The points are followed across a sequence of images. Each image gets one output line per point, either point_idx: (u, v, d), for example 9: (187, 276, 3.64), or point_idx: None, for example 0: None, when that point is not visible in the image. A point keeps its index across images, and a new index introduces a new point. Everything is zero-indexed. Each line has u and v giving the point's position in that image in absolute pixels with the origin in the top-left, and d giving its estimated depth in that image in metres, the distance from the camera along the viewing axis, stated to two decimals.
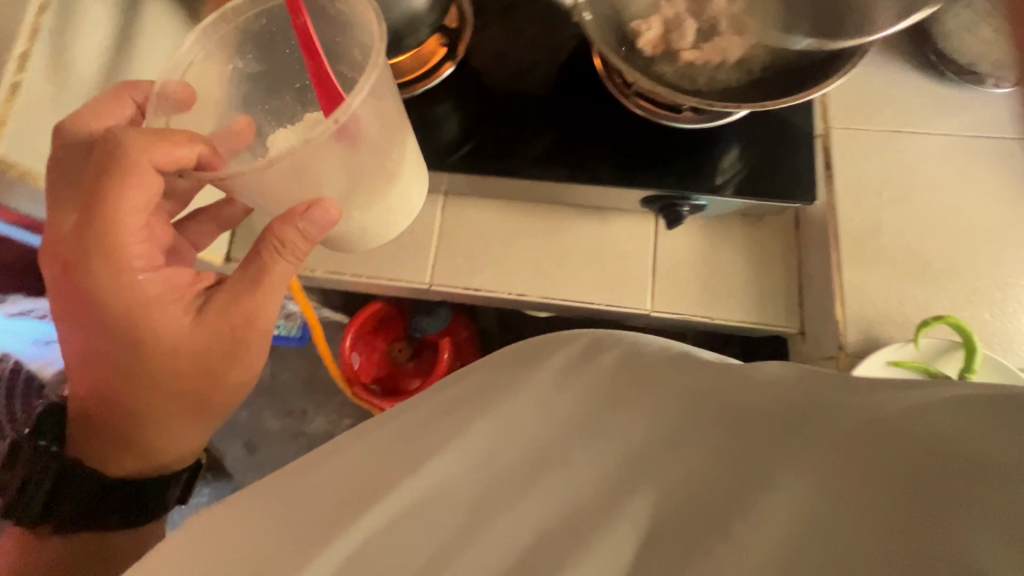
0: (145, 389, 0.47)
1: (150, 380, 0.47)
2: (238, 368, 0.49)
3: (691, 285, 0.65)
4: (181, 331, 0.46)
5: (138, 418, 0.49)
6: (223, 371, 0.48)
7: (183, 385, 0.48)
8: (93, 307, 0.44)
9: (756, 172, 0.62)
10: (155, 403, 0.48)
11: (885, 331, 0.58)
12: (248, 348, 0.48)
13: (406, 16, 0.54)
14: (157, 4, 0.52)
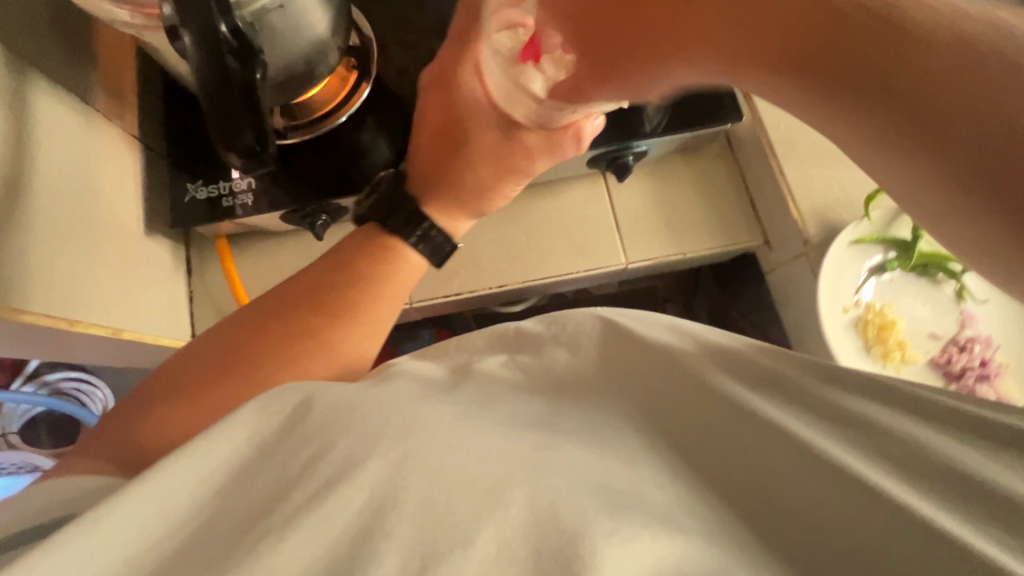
0: (450, 178, 0.55)
1: (451, 160, 0.55)
2: (486, 199, 0.57)
3: (656, 228, 0.67)
4: (492, 138, 0.55)
5: (367, 282, 0.51)
6: (478, 200, 0.57)
7: (451, 207, 0.56)
8: (444, 119, 0.56)
9: (685, 104, 0.64)
10: (394, 276, 0.52)
11: (840, 216, 0.62)
12: (506, 182, 0.57)
13: (312, 44, 0.52)
14: (45, 97, 0.49)
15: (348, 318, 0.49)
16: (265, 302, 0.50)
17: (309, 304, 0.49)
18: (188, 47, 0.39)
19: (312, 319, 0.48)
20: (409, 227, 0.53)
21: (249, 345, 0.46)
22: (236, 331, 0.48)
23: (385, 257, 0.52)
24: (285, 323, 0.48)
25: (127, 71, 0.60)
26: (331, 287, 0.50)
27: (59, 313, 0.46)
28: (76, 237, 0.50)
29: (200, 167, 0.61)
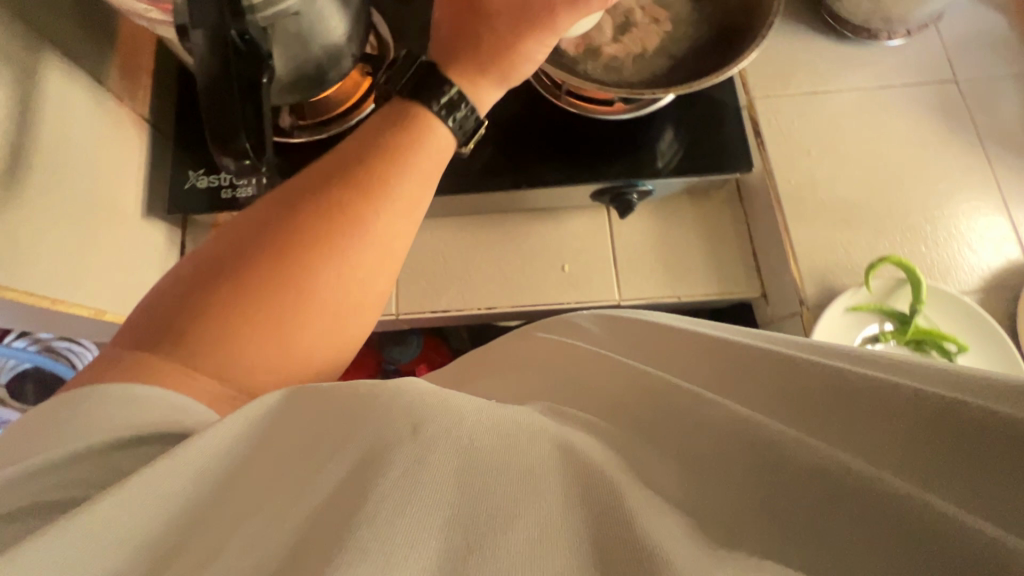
0: (466, 46, 0.45)
1: (460, 33, 0.45)
2: (516, 64, 0.45)
3: (653, 268, 0.67)
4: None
5: (404, 156, 0.40)
6: (501, 62, 0.45)
7: (473, 69, 0.45)
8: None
9: (696, 147, 0.64)
10: (424, 148, 0.41)
11: (838, 279, 0.61)
12: (531, 37, 0.44)
13: (326, 50, 0.52)
14: (58, 75, 0.49)
15: (382, 194, 0.38)
16: (286, 185, 0.40)
17: (336, 178, 0.38)
18: (197, 44, 0.39)
19: (338, 193, 0.38)
20: (429, 94, 0.43)
21: (269, 228, 0.37)
22: (256, 215, 0.38)
23: (416, 129, 0.42)
24: (309, 200, 0.38)
25: (144, 53, 0.61)
26: (358, 161, 0.39)
27: (42, 293, 0.46)
28: (72, 216, 0.50)
29: (205, 156, 0.61)
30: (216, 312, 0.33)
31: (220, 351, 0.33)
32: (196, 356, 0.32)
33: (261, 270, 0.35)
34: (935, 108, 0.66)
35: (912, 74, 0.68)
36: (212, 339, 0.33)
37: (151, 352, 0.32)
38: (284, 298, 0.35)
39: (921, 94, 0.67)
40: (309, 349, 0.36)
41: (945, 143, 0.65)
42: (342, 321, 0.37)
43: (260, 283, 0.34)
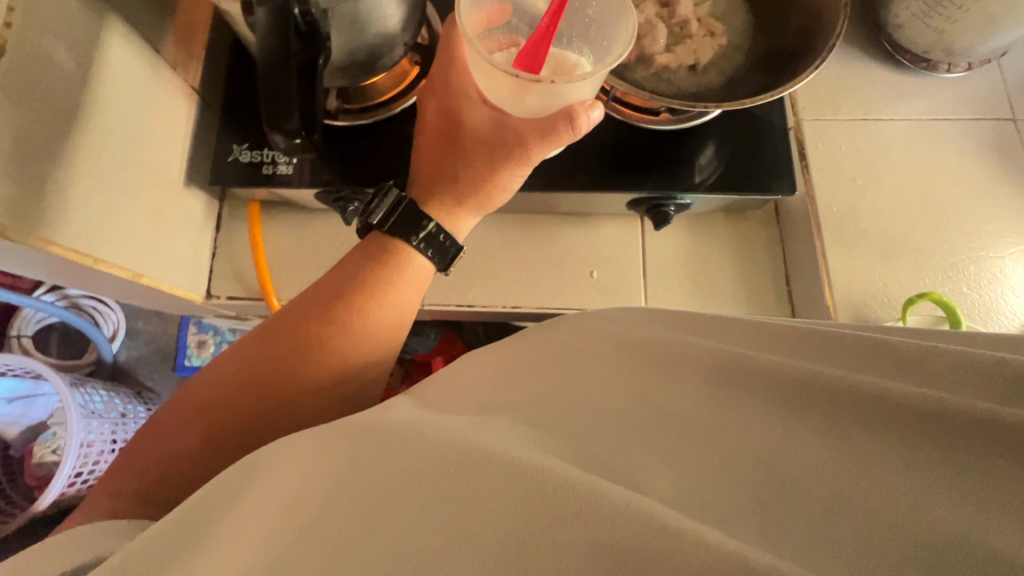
0: (444, 180, 0.50)
1: (445, 159, 0.50)
2: (491, 194, 0.50)
3: (683, 283, 0.66)
4: (481, 127, 0.49)
5: (385, 291, 0.47)
6: (479, 194, 0.50)
7: (451, 201, 0.50)
8: (429, 128, 0.52)
9: (738, 165, 0.63)
10: (403, 279, 0.48)
11: (873, 312, 0.60)
12: (506, 170, 0.48)
13: (381, 38, 0.52)
14: (119, 40, 0.50)
15: (363, 327, 0.46)
16: (283, 310, 0.47)
17: (325, 311, 0.45)
18: (261, 21, 0.39)
19: (325, 329, 0.45)
20: (409, 228, 0.48)
21: (271, 356, 0.44)
22: (259, 336, 0.45)
23: (399, 263, 0.48)
24: (296, 337, 0.45)
25: (199, 23, 0.62)
26: (344, 297, 0.46)
27: (85, 251, 0.47)
28: (119, 179, 0.51)
29: (250, 132, 0.62)
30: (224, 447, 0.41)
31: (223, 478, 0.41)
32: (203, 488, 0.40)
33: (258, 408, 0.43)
34: (990, 145, 0.64)
35: (969, 109, 0.66)
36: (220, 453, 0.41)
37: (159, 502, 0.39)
38: (279, 427, 0.43)
39: (977, 130, 0.65)
40: None
41: (996, 183, 0.63)
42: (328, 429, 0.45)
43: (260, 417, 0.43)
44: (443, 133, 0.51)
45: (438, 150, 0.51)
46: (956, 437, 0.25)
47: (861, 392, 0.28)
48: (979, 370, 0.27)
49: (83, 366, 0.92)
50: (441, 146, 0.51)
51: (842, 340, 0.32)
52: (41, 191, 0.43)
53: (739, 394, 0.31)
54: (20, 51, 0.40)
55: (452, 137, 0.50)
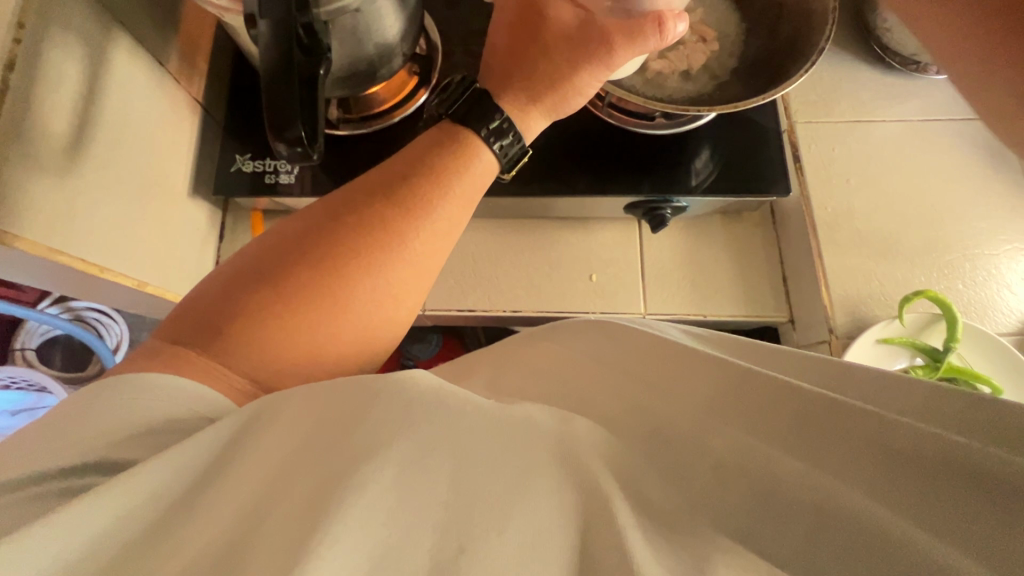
0: (518, 74, 0.46)
1: (523, 57, 0.46)
2: (566, 97, 0.46)
3: (681, 284, 0.66)
4: (565, 22, 0.45)
5: (449, 179, 0.42)
6: (555, 95, 0.46)
7: (524, 98, 0.46)
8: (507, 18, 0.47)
9: (733, 167, 0.64)
10: (470, 175, 0.43)
11: (870, 310, 0.61)
12: (587, 69, 0.45)
13: (381, 48, 0.53)
14: (124, 55, 0.51)
15: (425, 214, 0.41)
16: (342, 191, 0.43)
17: (387, 193, 0.41)
18: (264, 35, 0.41)
19: (387, 210, 0.40)
20: (478, 119, 0.44)
21: (332, 228, 0.40)
22: (320, 211, 0.42)
23: (462, 152, 0.44)
24: (357, 216, 0.40)
25: (203, 37, 0.63)
26: (408, 179, 0.42)
27: (92, 260, 0.48)
28: (124, 190, 0.52)
29: (252, 142, 0.63)
30: (264, 314, 0.37)
31: (258, 348, 0.36)
32: (238, 352, 0.36)
33: (305, 280, 0.38)
34: (982, 145, 0.65)
35: (959, 110, 0.67)
36: (272, 321, 0.37)
37: (201, 352, 0.36)
38: (325, 305, 0.38)
39: (969, 129, 0.66)
40: (352, 340, 0.39)
41: (989, 182, 0.64)
42: (375, 330, 0.39)
43: (306, 290, 0.38)
44: (522, 24, 0.46)
45: (514, 45, 0.46)
46: (924, 469, 0.26)
47: (839, 416, 0.28)
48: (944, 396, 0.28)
49: (87, 378, 0.92)
50: (517, 39, 0.46)
51: (818, 360, 0.32)
52: (49, 202, 0.44)
53: (728, 394, 0.32)
54: (29, 64, 0.41)
55: (529, 31, 0.45)
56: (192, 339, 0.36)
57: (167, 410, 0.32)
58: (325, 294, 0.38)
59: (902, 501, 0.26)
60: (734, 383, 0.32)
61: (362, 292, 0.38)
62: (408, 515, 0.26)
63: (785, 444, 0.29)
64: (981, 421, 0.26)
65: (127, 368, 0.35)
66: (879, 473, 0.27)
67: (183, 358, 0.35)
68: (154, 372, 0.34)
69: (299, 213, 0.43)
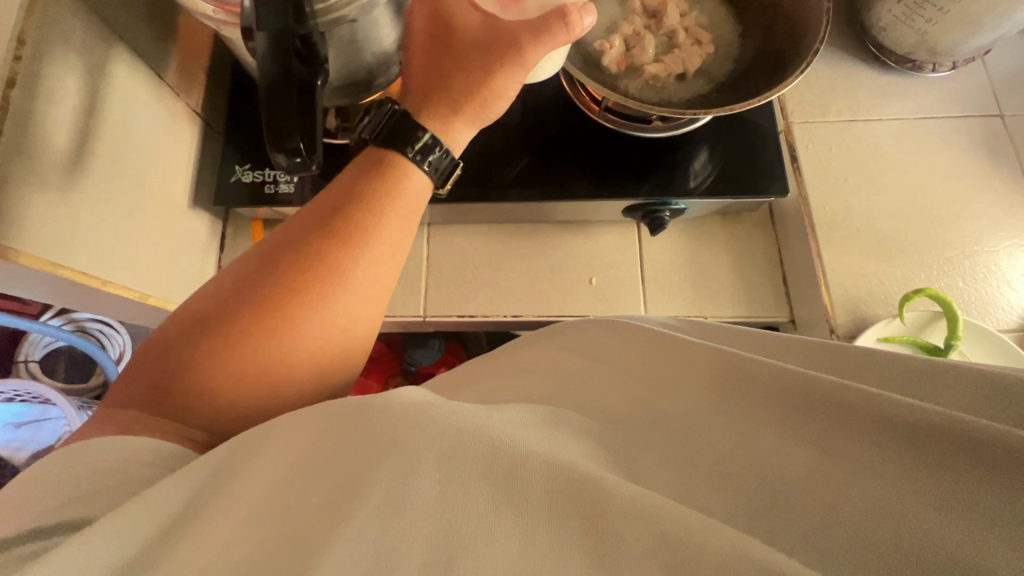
0: (437, 87, 0.46)
1: (442, 71, 0.46)
2: (486, 103, 0.46)
3: (681, 286, 0.66)
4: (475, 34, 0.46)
5: (381, 208, 0.43)
6: (473, 104, 0.46)
7: (445, 110, 0.46)
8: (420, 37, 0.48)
9: (731, 168, 0.64)
10: (403, 197, 0.44)
11: (871, 309, 0.61)
12: (501, 75, 0.45)
13: (377, 57, 0.53)
14: (124, 68, 0.52)
15: (361, 245, 0.41)
16: (280, 229, 0.43)
17: (319, 229, 0.41)
18: (260, 47, 0.41)
19: (320, 246, 0.41)
20: (404, 139, 0.44)
21: (269, 271, 0.40)
22: (257, 254, 0.42)
23: (393, 177, 0.44)
24: (293, 257, 0.40)
25: (201, 50, 0.63)
26: (341, 212, 0.42)
27: (94, 273, 0.48)
28: (126, 202, 0.52)
29: (252, 153, 0.64)
30: (213, 366, 0.37)
31: (211, 400, 0.37)
32: (193, 407, 0.37)
33: (248, 325, 0.38)
34: (980, 142, 0.65)
35: (956, 107, 0.67)
36: (219, 370, 0.38)
37: (159, 413, 0.37)
38: (270, 348, 0.38)
39: (966, 126, 0.66)
40: (305, 376, 0.40)
41: (986, 178, 0.64)
42: (326, 362, 0.40)
43: (248, 334, 0.38)
44: (437, 42, 0.47)
45: (432, 62, 0.47)
46: (936, 451, 0.25)
47: (853, 402, 0.28)
48: (955, 380, 0.28)
49: (91, 389, 0.92)
50: (432, 55, 0.47)
51: (832, 351, 0.32)
52: (52, 216, 0.44)
53: (730, 398, 0.32)
54: (31, 81, 0.42)
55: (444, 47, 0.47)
56: (147, 397, 0.37)
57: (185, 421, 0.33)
58: (269, 338, 0.38)
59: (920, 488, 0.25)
60: (749, 378, 0.32)
61: (305, 330, 0.39)
62: (412, 523, 0.26)
63: (793, 438, 0.29)
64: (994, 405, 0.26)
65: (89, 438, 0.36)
66: (890, 460, 0.26)
67: (137, 419, 0.37)
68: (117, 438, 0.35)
69: (240, 257, 0.43)
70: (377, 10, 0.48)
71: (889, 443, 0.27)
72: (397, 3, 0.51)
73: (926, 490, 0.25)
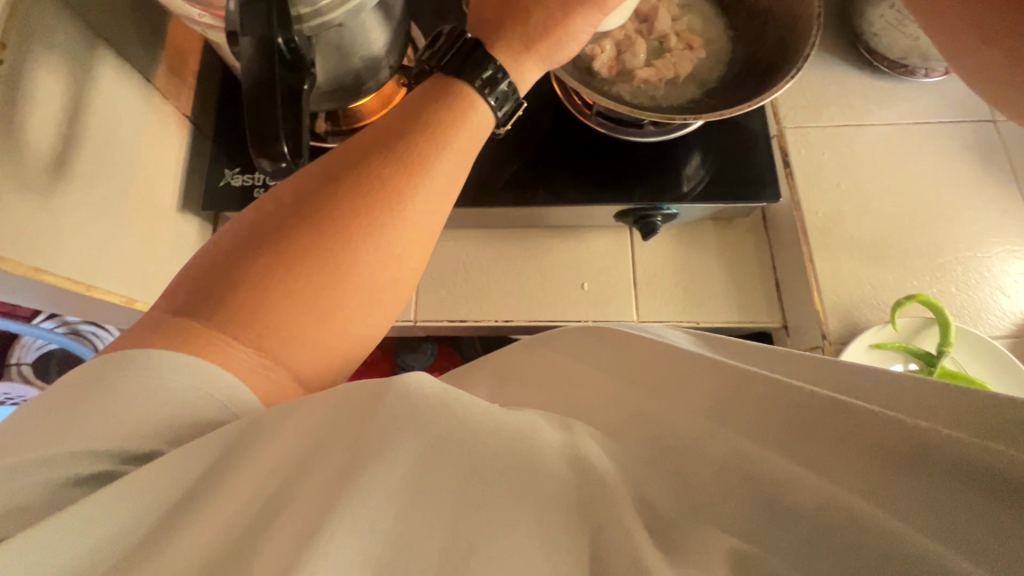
0: (511, 21, 0.43)
1: (514, 2, 0.43)
2: (561, 45, 0.43)
3: (674, 292, 0.66)
4: None
5: (447, 133, 0.40)
6: (548, 43, 0.43)
7: (519, 44, 0.43)
8: None
9: (723, 173, 0.64)
10: (466, 127, 0.41)
11: (864, 314, 0.60)
12: (580, 14, 0.42)
13: (366, 62, 0.53)
14: (109, 71, 0.51)
15: (423, 171, 0.38)
16: (335, 152, 0.40)
17: (385, 150, 0.38)
18: (246, 51, 0.40)
19: (382, 168, 0.38)
20: (470, 70, 0.41)
21: (328, 188, 0.37)
22: (313, 174, 0.39)
23: (456, 107, 0.41)
24: (354, 176, 0.37)
25: (190, 54, 0.63)
26: (403, 135, 0.39)
27: (78, 279, 0.48)
28: (111, 206, 0.52)
29: (241, 156, 0.63)
30: (264, 282, 0.34)
31: (257, 322, 0.33)
32: (238, 325, 0.33)
33: (306, 241, 0.35)
34: (973, 147, 0.65)
35: (949, 112, 0.67)
36: (270, 288, 0.34)
37: (208, 323, 0.33)
38: (330, 270, 0.35)
39: (958, 131, 0.66)
40: (359, 306, 0.36)
41: (979, 184, 0.64)
42: (380, 293, 0.37)
43: (306, 252, 0.35)
44: None
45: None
46: (928, 474, 0.24)
47: (845, 412, 0.27)
48: (937, 394, 0.27)
49: None
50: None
51: (812, 361, 0.32)
52: (34, 221, 0.44)
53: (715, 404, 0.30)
54: (12, 85, 0.41)
55: None
56: (184, 311, 0.34)
57: (176, 394, 0.30)
58: (327, 257, 0.35)
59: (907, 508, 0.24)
60: (729, 386, 0.31)
61: (365, 254, 0.36)
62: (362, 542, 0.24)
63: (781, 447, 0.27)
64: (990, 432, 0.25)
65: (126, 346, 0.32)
66: (880, 474, 0.25)
67: (172, 332, 0.33)
68: (164, 349, 0.32)
69: (294, 175, 0.40)
70: (365, 15, 0.48)
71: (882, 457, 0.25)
72: (385, 7, 0.51)
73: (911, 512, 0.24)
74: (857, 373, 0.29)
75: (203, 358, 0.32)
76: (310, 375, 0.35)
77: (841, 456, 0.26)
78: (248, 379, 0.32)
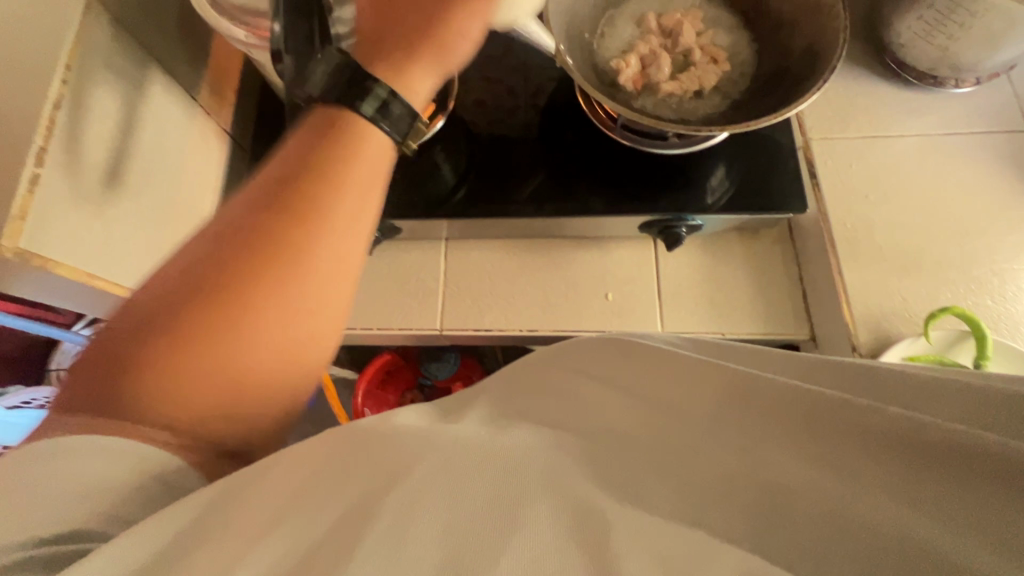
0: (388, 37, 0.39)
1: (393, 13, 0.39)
2: (449, 46, 0.40)
3: (698, 303, 0.66)
4: None
5: (342, 175, 0.37)
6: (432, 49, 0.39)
7: (400, 56, 0.39)
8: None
9: (748, 186, 0.64)
10: (362, 160, 0.37)
11: (895, 327, 0.59)
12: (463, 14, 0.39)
13: None
14: (158, 89, 0.54)
15: (317, 227, 0.36)
16: (230, 206, 0.39)
17: (274, 202, 0.36)
18: (287, 69, 0.43)
19: (269, 227, 0.36)
20: (357, 95, 0.38)
21: (218, 258, 0.36)
22: (207, 237, 0.37)
23: (351, 139, 0.37)
24: (244, 240, 0.36)
25: (230, 73, 0.66)
26: (295, 183, 0.36)
27: (125, 285, 0.50)
28: (156, 216, 0.54)
29: None
30: (158, 369, 0.34)
31: (160, 405, 0.34)
32: (143, 412, 0.34)
33: (200, 320, 0.35)
34: (1008, 158, 0.64)
35: (981, 122, 0.66)
36: (168, 374, 0.34)
37: (110, 412, 0.34)
38: (228, 346, 0.35)
39: (993, 142, 0.65)
40: (271, 372, 0.37)
41: (1014, 195, 0.62)
42: (294, 359, 0.37)
43: (201, 332, 0.35)
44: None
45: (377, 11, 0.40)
46: (937, 463, 0.24)
47: (846, 413, 0.27)
48: (953, 389, 0.27)
49: None
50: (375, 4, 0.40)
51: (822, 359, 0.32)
52: (88, 230, 0.46)
53: (728, 410, 0.32)
54: (73, 102, 0.44)
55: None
56: (90, 401, 0.35)
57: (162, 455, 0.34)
58: (224, 338, 0.35)
59: (927, 502, 0.24)
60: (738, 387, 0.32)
61: (266, 326, 0.36)
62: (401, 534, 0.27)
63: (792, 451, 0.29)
64: (997, 421, 0.25)
65: (52, 430, 0.34)
66: (895, 472, 0.25)
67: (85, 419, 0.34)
68: (75, 436, 0.33)
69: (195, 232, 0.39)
70: None
71: (891, 452, 0.26)
72: None
73: (928, 509, 0.24)
74: (858, 373, 0.30)
75: (111, 443, 0.33)
76: (239, 435, 0.38)
77: (845, 457, 0.27)
78: (173, 453, 0.35)
